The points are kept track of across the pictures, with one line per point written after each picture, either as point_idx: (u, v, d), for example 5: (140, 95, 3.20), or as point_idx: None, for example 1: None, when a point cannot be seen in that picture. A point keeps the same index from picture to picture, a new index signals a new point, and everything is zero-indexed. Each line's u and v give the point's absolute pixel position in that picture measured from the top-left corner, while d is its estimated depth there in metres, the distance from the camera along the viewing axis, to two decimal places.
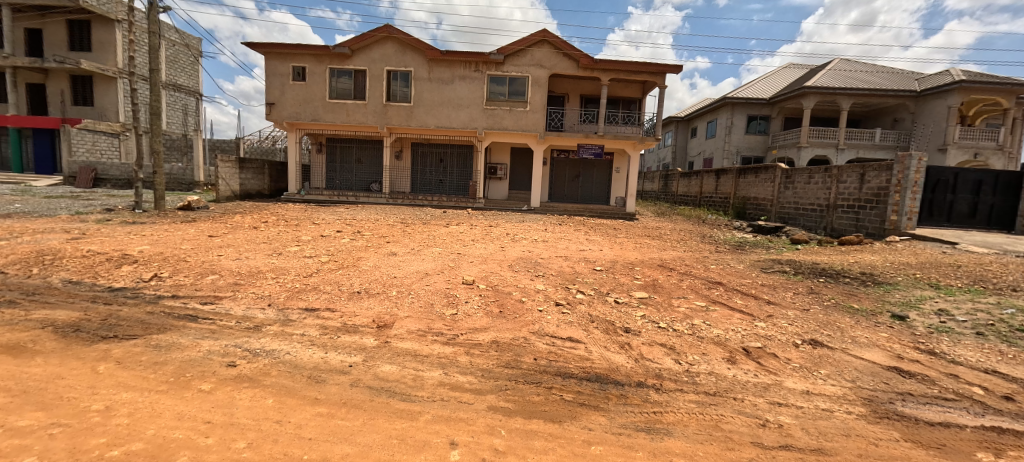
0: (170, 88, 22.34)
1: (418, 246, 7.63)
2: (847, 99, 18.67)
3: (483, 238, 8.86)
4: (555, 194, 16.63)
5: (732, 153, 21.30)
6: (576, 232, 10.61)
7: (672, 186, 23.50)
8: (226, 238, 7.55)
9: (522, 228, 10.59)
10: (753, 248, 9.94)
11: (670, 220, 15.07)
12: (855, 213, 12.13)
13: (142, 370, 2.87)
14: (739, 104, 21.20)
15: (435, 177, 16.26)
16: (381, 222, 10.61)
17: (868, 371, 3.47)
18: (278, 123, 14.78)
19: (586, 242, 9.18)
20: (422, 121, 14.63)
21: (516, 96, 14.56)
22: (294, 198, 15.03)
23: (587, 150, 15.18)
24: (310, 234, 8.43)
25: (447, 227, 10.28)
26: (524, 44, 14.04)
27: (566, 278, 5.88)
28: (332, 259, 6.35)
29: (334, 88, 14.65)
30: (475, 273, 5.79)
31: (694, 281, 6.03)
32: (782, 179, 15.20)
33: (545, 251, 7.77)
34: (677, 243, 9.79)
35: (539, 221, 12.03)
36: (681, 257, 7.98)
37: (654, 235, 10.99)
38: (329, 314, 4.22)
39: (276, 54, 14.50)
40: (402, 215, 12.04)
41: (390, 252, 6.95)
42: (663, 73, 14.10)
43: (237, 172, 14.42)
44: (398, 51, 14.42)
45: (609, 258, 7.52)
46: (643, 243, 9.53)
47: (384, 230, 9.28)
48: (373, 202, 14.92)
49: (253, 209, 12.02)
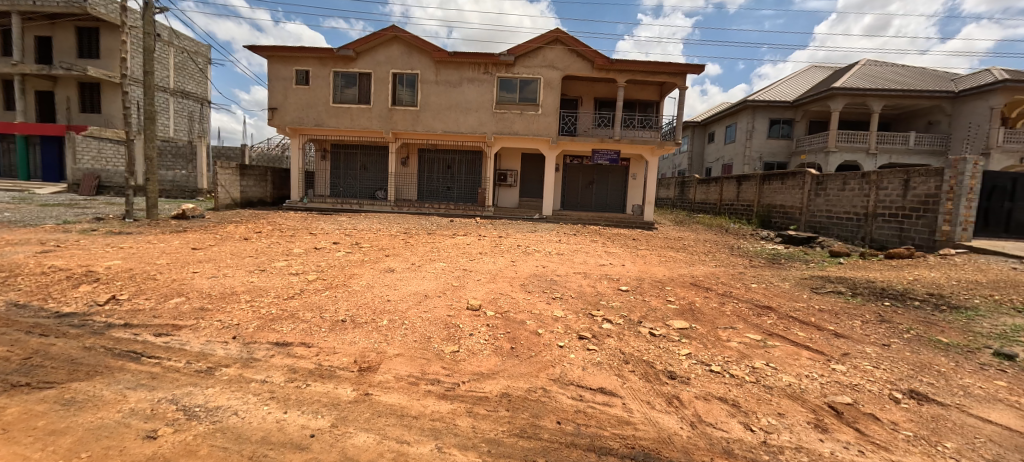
0: (178, 95, 22.25)
1: (419, 261, 6.86)
2: (878, 101, 17.56)
3: (492, 250, 8.06)
4: (568, 201, 15.82)
5: (754, 159, 20.29)
6: (592, 243, 9.75)
7: (690, 193, 22.49)
8: (210, 252, 6.89)
9: (534, 239, 9.80)
10: (790, 262, 8.97)
11: (691, 230, 14.12)
12: (898, 223, 11.09)
13: (26, 446, 2.10)
14: (760, 107, 20.19)
15: (442, 184, 15.58)
16: (383, 232, 9.91)
17: (1011, 444, 2.54)
18: (280, 128, 14.29)
19: (605, 255, 8.33)
20: (428, 125, 13.97)
21: (527, 99, 13.84)
22: (296, 206, 14.45)
23: (602, 156, 14.39)
24: (303, 245, 7.75)
25: (453, 237, 9.56)
26: (535, 44, 13.34)
27: (589, 301, 5.03)
28: (321, 276, 5.61)
29: (338, 93, 14.11)
30: (482, 296, 4.97)
31: (738, 305, 5.13)
32: (812, 186, 14.19)
33: (561, 267, 6.95)
34: (705, 256, 8.88)
35: (552, 231, 11.20)
36: (714, 273, 7.08)
37: (678, 247, 10.08)
38: (303, 352, 3.44)
39: (279, 57, 14.03)
40: (406, 224, 11.32)
41: (387, 268, 6.20)
42: (683, 73, 13.26)
43: (238, 179, 13.95)
44: (404, 53, 13.85)
45: (634, 275, 6.67)
46: (668, 256, 8.62)
47: (384, 242, 8.56)
48: (377, 209, 14.27)
49: (251, 218, 11.45)
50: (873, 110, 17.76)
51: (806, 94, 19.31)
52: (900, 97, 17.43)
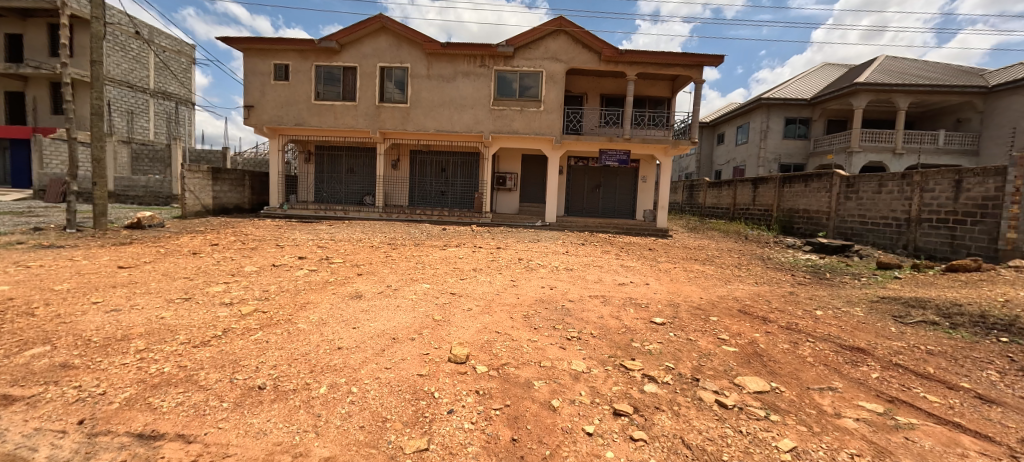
0: (159, 96, 21.14)
1: (397, 282, 5.54)
2: (905, 98, 16.30)
3: (489, 266, 6.73)
4: (573, 206, 14.52)
5: (769, 160, 19.06)
6: (605, 256, 8.44)
7: (701, 197, 21.28)
8: (141, 272, 5.58)
9: (538, 250, 8.52)
10: (839, 277, 7.66)
11: (709, 237, 12.83)
12: (949, 229, 9.81)
13: None
14: (775, 106, 18.97)
15: (436, 188, 14.30)
16: (363, 243, 8.61)
17: None
18: (258, 128, 13.01)
19: (622, 271, 7.01)
20: (419, 124, 12.68)
21: (528, 95, 12.59)
22: (275, 213, 13.15)
23: (610, 157, 13.13)
24: (260, 262, 6.42)
25: (444, 249, 8.25)
26: (537, 33, 12.09)
27: (618, 344, 3.70)
28: (262, 307, 4.25)
29: (320, 89, 12.82)
30: (472, 338, 3.63)
31: (820, 347, 3.80)
32: (841, 189, 12.93)
33: (574, 289, 5.61)
34: (738, 270, 7.58)
35: (557, 241, 9.90)
36: (762, 295, 5.76)
37: (703, 259, 8.77)
38: (173, 456, 2.09)
39: (256, 50, 12.77)
40: (392, 233, 10.02)
41: (353, 294, 4.86)
42: (700, 65, 12.02)
43: (210, 184, 12.66)
44: (392, 44, 12.55)
45: (665, 299, 5.32)
46: (696, 271, 7.29)
47: (361, 256, 7.26)
48: (364, 217, 12.97)
49: (217, 227, 10.15)
50: (899, 106, 16.51)
51: (824, 91, 18.10)
52: (928, 93, 16.21)
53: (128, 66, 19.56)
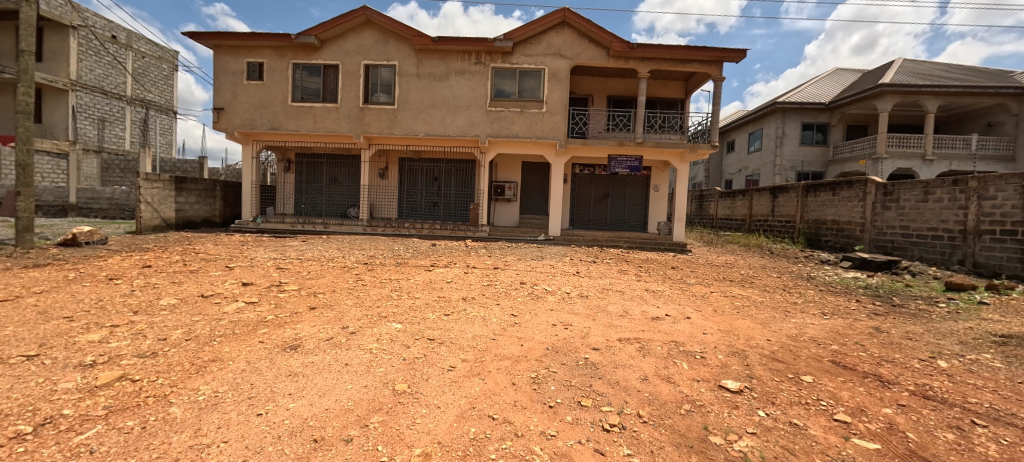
0: (136, 104, 20.03)
1: (358, 320, 4.10)
2: (934, 100, 15.16)
3: (484, 294, 5.31)
4: (578, 218, 13.19)
5: (786, 169, 17.84)
6: (624, 277, 7.04)
7: (712, 208, 20.03)
8: (15, 307, 4.15)
9: (543, 270, 7.13)
10: (911, 303, 6.30)
11: (731, 252, 11.49)
12: (1016, 241, 8.48)
13: None
14: (791, 110, 17.82)
15: (427, 200, 12.97)
16: (333, 263, 7.20)
17: None
18: (228, 134, 11.70)
19: (650, 299, 5.62)
20: (408, 128, 11.39)
21: (528, 95, 11.33)
22: (246, 227, 11.77)
23: (620, 163, 11.71)
24: (189, 291, 4.99)
25: (431, 270, 6.86)
26: (539, 27, 10.89)
27: (686, 439, 2.26)
28: (134, 372, 2.80)
29: (298, 89, 11.56)
30: (451, 436, 2.19)
31: (1011, 444, 2.35)
32: (877, 198, 11.63)
33: (595, 329, 4.18)
34: (789, 296, 6.18)
35: (564, 258, 8.51)
36: (845, 335, 4.33)
37: (739, 280, 7.38)
38: None
39: (227, 48, 11.52)
40: (373, 250, 8.62)
41: (286, 343, 3.41)
42: (719, 61, 10.78)
43: (173, 195, 11.32)
44: (378, 40, 11.33)
45: (723, 344, 3.89)
46: (740, 298, 5.88)
47: (324, 281, 5.83)
48: (345, 231, 11.61)
49: (170, 244, 8.76)
50: (926, 109, 15.36)
51: (844, 95, 16.95)
52: (958, 94, 15.07)
53: (103, 71, 18.50)
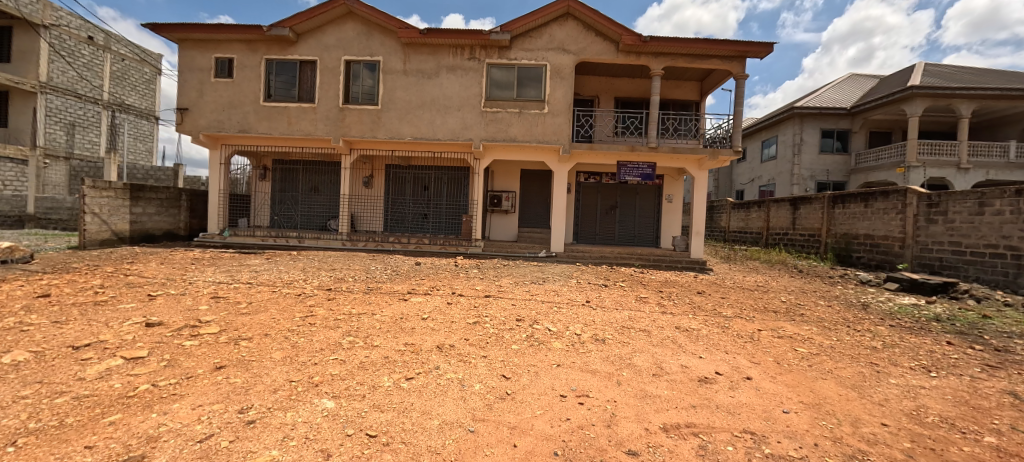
0: (114, 108, 18.94)
1: (273, 393, 2.76)
2: (967, 104, 13.99)
3: (468, 341, 3.96)
4: (584, 231, 11.88)
5: (804, 178, 16.60)
6: (646, 309, 5.69)
7: (724, 220, 18.77)
8: None
9: (545, 300, 5.78)
10: (1015, 345, 4.92)
11: (757, 272, 10.18)
12: None
13: None
14: (809, 116, 16.63)
15: (416, 211, 11.69)
16: (287, 290, 5.86)
17: None
18: (193, 137, 10.48)
19: (687, 345, 4.25)
20: (392, 130, 10.18)
21: (528, 94, 10.13)
22: (211, 242, 10.49)
23: (630, 171, 10.46)
24: (65, 338, 3.64)
25: (407, 300, 5.50)
26: (539, 18, 9.75)
27: None
28: None
29: (271, 88, 10.38)
30: None
31: None
32: (919, 210, 10.32)
33: (624, 406, 2.83)
34: (861, 337, 4.82)
35: (569, 282, 7.15)
36: (986, 413, 2.98)
37: (785, 311, 6.02)
38: None
39: (194, 42, 10.37)
40: (344, 271, 7.29)
41: (124, 453, 2.05)
42: (741, 56, 9.59)
43: (128, 205, 10.05)
44: (361, 34, 10.19)
45: (825, 436, 2.53)
46: (803, 343, 4.51)
47: (261, 318, 4.49)
48: (321, 246, 10.31)
49: (109, 263, 7.46)
50: (960, 114, 14.18)
51: (866, 99, 15.78)
52: (994, 97, 13.91)
53: (77, 74, 17.38)
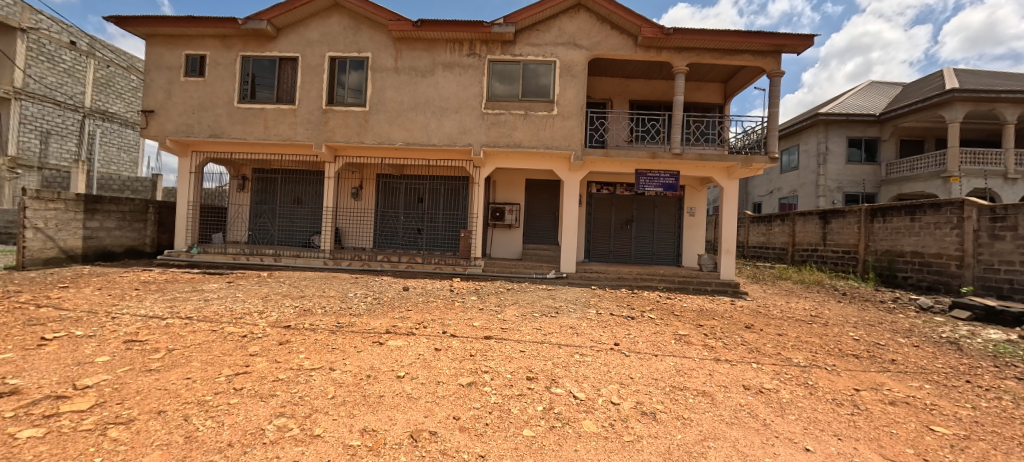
0: (95, 117, 17.91)
1: None
2: (1012, 109, 12.88)
3: (458, 423, 2.67)
4: (596, 248, 10.63)
5: (832, 189, 15.39)
6: (694, 355, 4.36)
7: (744, 235, 17.48)
8: None
9: (561, 342, 4.47)
10: None
11: (797, 295, 8.88)
12: None
13: None
14: (835, 123, 15.46)
15: (408, 226, 10.46)
16: (232, 329, 4.57)
17: None
18: (159, 142, 9.36)
19: (777, 424, 2.93)
20: (381, 134, 9.03)
21: (534, 94, 9.00)
22: (176, 260, 9.26)
23: (651, 180, 9.24)
24: None
25: (384, 344, 4.19)
26: (547, 10, 8.70)
27: None
28: None
29: (248, 88, 9.31)
30: None
31: None
32: (980, 224, 9.01)
33: None
34: (1003, 403, 3.49)
35: (588, 314, 5.81)
36: None
37: (869, 356, 4.69)
38: None
39: (164, 37, 9.36)
40: (314, 300, 5.98)
41: None
42: (777, 50, 8.45)
43: (82, 218, 8.87)
44: (348, 27, 9.16)
45: None
46: (934, 416, 3.20)
47: (168, 378, 3.20)
48: (300, 265, 9.08)
49: (34, 287, 6.23)
50: (1004, 120, 13.07)
51: (897, 105, 14.65)
52: None
53: (56, 80, 16.46)
